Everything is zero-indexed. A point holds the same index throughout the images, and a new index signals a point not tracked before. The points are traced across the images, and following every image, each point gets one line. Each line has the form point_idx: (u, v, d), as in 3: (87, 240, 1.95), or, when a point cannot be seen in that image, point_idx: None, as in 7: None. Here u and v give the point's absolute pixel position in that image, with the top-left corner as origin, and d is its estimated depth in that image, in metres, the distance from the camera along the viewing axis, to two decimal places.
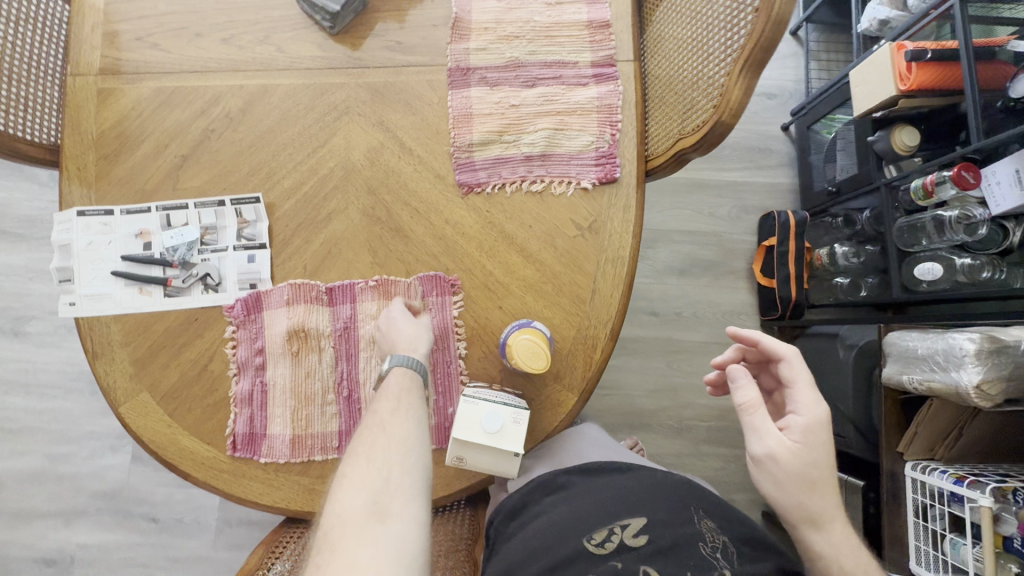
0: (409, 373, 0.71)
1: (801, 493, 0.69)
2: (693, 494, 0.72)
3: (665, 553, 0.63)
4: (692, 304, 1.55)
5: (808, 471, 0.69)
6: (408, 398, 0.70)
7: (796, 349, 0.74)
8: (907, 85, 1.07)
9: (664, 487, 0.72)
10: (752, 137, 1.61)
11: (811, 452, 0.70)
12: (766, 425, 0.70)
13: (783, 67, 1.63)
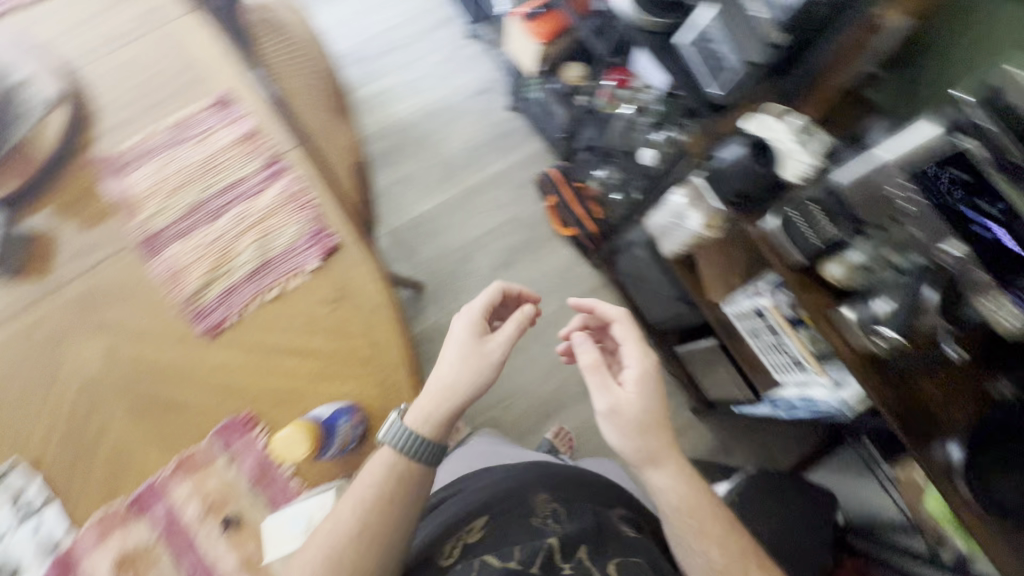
0: (400, 449, 0.75)
1: (644, 437, 0.76)
2: (537, 477, 0.88)
3: (509, 534, 0.79)
4: (531, 284, 1.65)
5: (644, 417, 0.77)
6: (401, 476, 0.75)
7: (625, 310, 0.86)
8: None
9: (520, 475, 0.88)
10: (492, 128, 1.78)
11: (644, 399, 0.77)
12: (601, 382, 0.78)
13: (481, 66, 1.84)
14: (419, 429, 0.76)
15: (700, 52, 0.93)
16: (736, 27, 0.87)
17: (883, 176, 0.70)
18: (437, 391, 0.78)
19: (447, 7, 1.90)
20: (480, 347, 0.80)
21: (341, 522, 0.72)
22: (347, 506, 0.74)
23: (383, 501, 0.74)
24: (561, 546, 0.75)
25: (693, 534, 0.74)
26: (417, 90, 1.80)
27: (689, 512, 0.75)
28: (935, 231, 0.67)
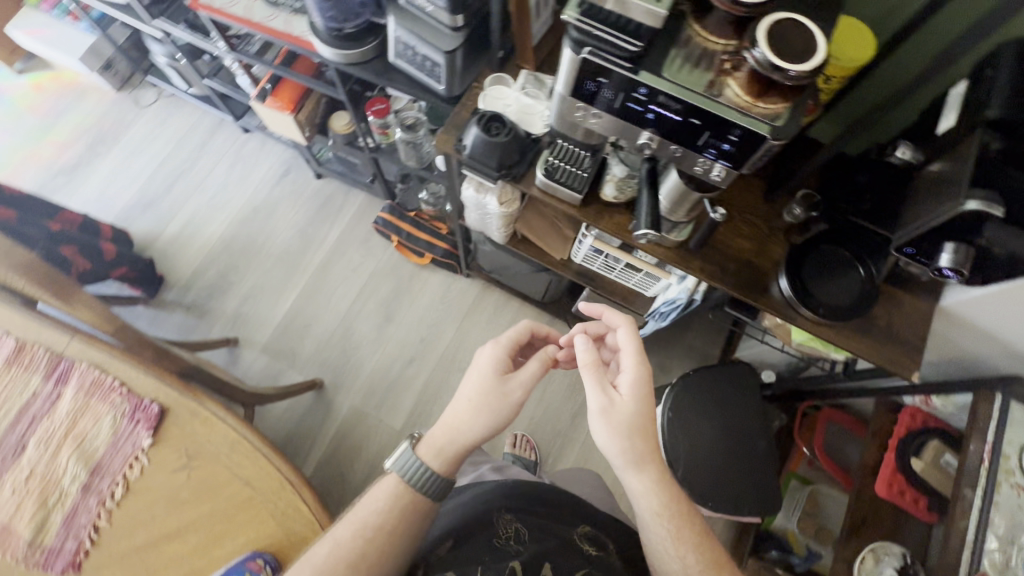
0: (407, 480, 0.70)
1: (634, 443, 0.69)
2: (506, 495, 0.80)
3: (476, 552, 0.72)
4: (422, 322, 1.62)
5: (637, 422, 0.70)
6: (403, 504, 0.70)
7: (629, 317, 0.80)
8: (289, 105, 1.25)
9: (494, 493, 0.80)
10: (311, 203, 1.75)
11: (637, 403, 0.71)
12: (600, 393, 0.71)
13: (270, 153, 1.80)
14: (427, 459, 0.71)
15: (411, 58, 0.96)
16: (419, 27, 0.90)
17: (564, 107, 0.66)
18: (446, 428, 0.72)
19: (208, 116, 1.84)
20: (502, 386, 0.72)
21: (343, 546, 0.66)
22: (348, 530, 0.67)
23: (390, 530, 0.68)
24: (522, 567, 0.70)
25: (671, 548, 0.67)
26: (220, 205, 1.73)
27: (667, 516, 0.68)
28: (626, 134, 0.64)
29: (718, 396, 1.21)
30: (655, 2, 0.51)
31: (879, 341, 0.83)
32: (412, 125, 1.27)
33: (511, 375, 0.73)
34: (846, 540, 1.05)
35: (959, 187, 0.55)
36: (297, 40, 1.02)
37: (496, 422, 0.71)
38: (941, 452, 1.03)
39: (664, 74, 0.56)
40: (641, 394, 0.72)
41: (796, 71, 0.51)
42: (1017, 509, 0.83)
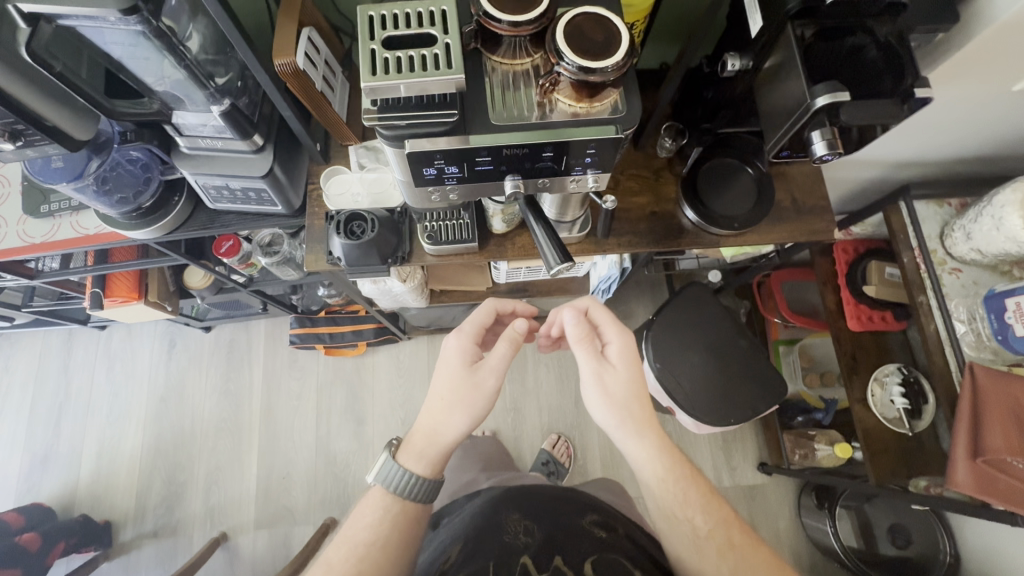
0: (395, 490, 0.67)
1: (639, 408, 0.68)
2: (511, 499, 0.72)
3: (482, 551, 0.64)
4: (392, 405, 1.54)
5: (634, 390, 0.68)
6: (393, 519, 0.66)
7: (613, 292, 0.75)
8: (132, 294, 1.10)
9: (494, 497, 0.73)
10: (216, 358, 1.58)
11: (631, 371, 0.69)
12: (597, 363, 0.69)
13: (144, 334, 1.60)
14: (405, 459, 0.68)
15: (232, 196, 0.85)
16: (215, 165, 0.78)
17: (416, 193, 0.61)
18: (426, 428, 0.68)
19: (52, 333, 1.60)
20: (471, 377, 0.68)
21: (335, 564, 0.62)
22: (339, 552, 0.63)
23: (382, 546, 0.64)
24: (534, 560, 0.62)
25: (683, 510, 0.64)
26: (123, 415, 1.53)
27: (672, 480, 0.65)
28: (488, 191, 0.60)
29: (689, 321, 1.23)
30: (445, 70, 0.46)
31: (793, 220, 0.87)
32: (272, 244, 1.15)
33: (482, 362, 0.69)
34: (849, 383, 1.12)
35: (802, 92, 0.55)
36: (98, 238, 0.88)
37: (470, 416, 0.67)
38: (883, 268, 1.10)
39: (492, 125, 0.51)
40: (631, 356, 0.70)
41: (612, 66, 0.48)
42: (963, 289, 0.92)
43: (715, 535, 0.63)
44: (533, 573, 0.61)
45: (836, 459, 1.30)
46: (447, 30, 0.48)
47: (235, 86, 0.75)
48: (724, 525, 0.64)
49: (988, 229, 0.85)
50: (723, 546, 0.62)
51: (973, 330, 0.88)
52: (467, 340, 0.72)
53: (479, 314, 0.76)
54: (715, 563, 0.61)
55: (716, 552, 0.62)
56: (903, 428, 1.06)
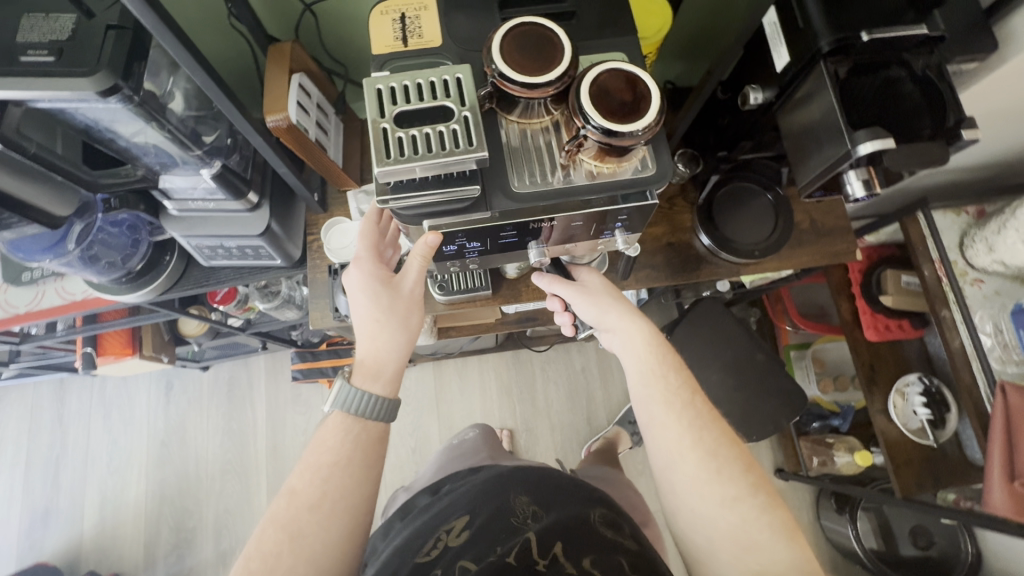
0: (357, 413, 0.53)
1: (605, 317, 0.63)
2: (519, 479, 0.66)
3: (484, 534, 0.57)
4: (401, 436, 1.50)
5: (610, 294, 0.65)
6: (356, 442, 0.53)
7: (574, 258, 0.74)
8: (128, 347, 1.07)
9: (499, 474, 0.68)
10: (216, 397, 1.53)
11: (602, 283, 0.66)
12: (569, 285, 0.66)
13: (139, 378, 1.55)
14: (356, 377, 0.55)
15: (228, 253, 0.80)
16: (209, 225, 0.73)
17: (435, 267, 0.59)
18: (365, 352, 0.57)
19: (42, 384, 1.55)
20: (390, 295, 0.58)
21: (299, 493, 0.48)
22: (304, 476, 0.49)
23: (347, 464, 0.51)
24: (537, 541, 0.54)
25: (665, 404, 0.56)
26: (124, 463, 1.48)
27: (658, 361, 0.60)
28: (507, 258, 0.58)
29: (704, 336, 1.20)
30: (466, 148, 0.42)
31: (814, 243, 0.83)
32: (268, 287, 1.10)
33: (400, 277, 0.59)
34: (870, 394, 1.09)
35: (841, 135, 0.53)
36: (87, 304, 0.83)
37: (413, 328, 0.59)
38: (899, 277, 1.08)
39: (515, 194, 0.47)
40: (598, 278, 0.67)
41: (642, 128, 0.44)
42: (986, 300, 0.90)
43: (696, 433, 0.54)
44: (534, 556, 0.53)
45: (856, 467, 1.28)
46: (464, 99, 0.44)
47: (224, 144, 0.70)
48: (704, 419, 0.55)
49: (1014, 241, 0.82)
50: (702, 444, 0.54)
51: (1000, 343, 0.86)
52: (372, 265, 0.60)
53: (368, 224, 0.62)
54: (693, 465, 0.53)
55: (692, 450, 0.53)
56: (928, 440, 1.04)
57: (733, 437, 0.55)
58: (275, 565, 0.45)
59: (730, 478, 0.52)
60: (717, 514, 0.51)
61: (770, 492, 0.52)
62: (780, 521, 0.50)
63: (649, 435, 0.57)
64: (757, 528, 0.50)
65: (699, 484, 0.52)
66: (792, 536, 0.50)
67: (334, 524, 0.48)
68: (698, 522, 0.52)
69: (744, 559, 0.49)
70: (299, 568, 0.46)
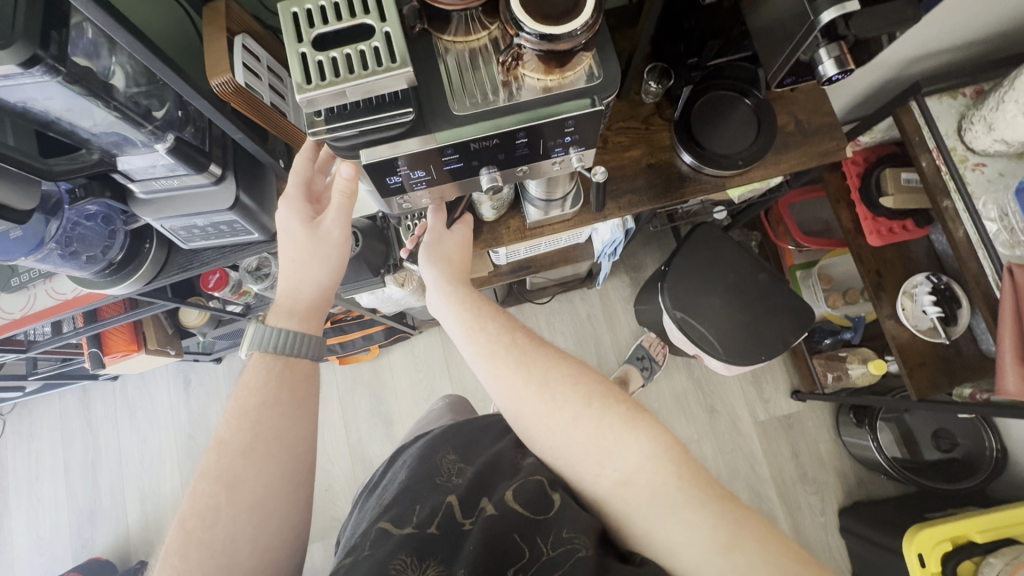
0: (278, 350, 0.55)
1: (427, 272, 0.66)
2: (445, 439, 0.69)
3: (414, 491, 0.59)
4: (416, 401, 1.52)
5: (448, 256, 0.66)
6: (280, 378, 0.54)
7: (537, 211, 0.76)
8: (131, 345, 1.09)
9: (434, 437, 0.71)
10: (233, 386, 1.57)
11: (449, 244, 0.68)
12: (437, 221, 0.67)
13: (156, 378, 1.59)
14: (288, 323, 0.56)
15: (204, 233, 0.79)
16: (177, 205, 0.73)
17: (384, 210, 0.58)
18: (283, 286, 0.58)
19: (66, 394, 1.60)
20: (314, 235, 0.58)
21: (228, 442, 0.49)
22: (231, 426, 0.50)
23: (275, 403, 0.52)
24: (460, 502, 0.56)
25: (489, 353, 0.58)
26: (154, 460, 1.53)
27: (477, 316, 0.61)
28: (463, 188, 0.56)
29: (702, 263, 1.17)
30: (389, 65, 0.40)
31: (800, 145, 0.80)
32: (260, 269, 1.07)
33: (323, 217, 0.59)
34: (877, 300, 1.06)
35: (805, 10, 0.51)
36: (78, 301, 0.84)
37: (335, 271, 0.60)
38: (898, 174, 1.03)
39: (450, 117, 0.46)
40: (462, 238, 0.70)
41: (580, 27, 0.42)
42: (989, 184, 0.86)
43: (524, 369, 0.57)
44: (458, 516, 0.55)
45: (872, 376, 1.27)
46: (384, 16, 0.41)
47: (175, 117, 0.68)
48: (527, 354, 0.58)
49: (1012, 115, 0.77)
50: (533, 379, 0.56)
51: (1006, 228, 0.82)
52: (298, 204, 0.59)
53: (302, 157, 0.60)
54: (532, 403, 0.56)
55: (527, 388, 0.56)
56: (941, 337, 1.00)
57: (558, 358, 0.58)
58: (215, 518, 0.46)
59: (565, 401, 0.55)
60: (569, 437, 0.54)
61: (603, 395, 0.55)
62: (618, 416, 0.53)
63: (492, 391, 0.59)
64: (604, 433, 0.53)
65: (544, 419, 0.55)
66: (631, 424, 0.53)
67: (271, 466, 0.49)
68: (556, 451, 0.55)
69: (604, 468, 0.52)
70: (242, 514, 0.47)
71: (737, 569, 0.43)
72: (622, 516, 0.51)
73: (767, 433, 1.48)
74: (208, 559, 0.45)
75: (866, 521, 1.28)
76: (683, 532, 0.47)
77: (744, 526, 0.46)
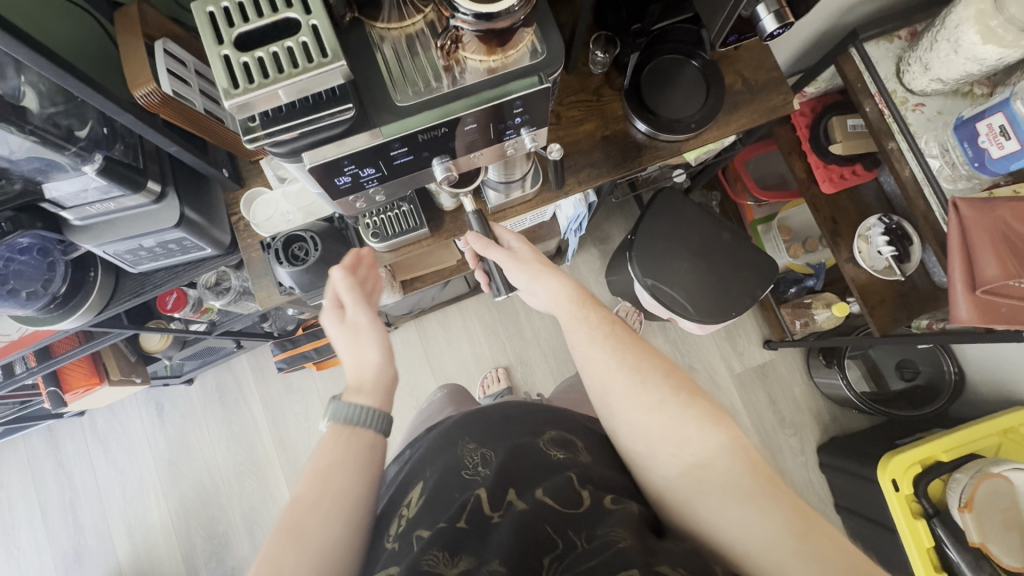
0: (347, 424, 0.55)
1: (535, 287, 0.65)
2: (464, 427, 0.65)
3: (441, 496, 0.56)
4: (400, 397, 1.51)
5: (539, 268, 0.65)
6: (349, 445, 0.53)
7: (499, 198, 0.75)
8: (94, 379, 1.05)
9: (446, 426, 0.67)
10: (208, 406, 1.52)
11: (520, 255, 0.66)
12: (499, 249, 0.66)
13: (126, 408, 1.53)
14: (362, 399, 0.56)
15: (151, 254, 0.75)
16: (122, 229, 0.69)
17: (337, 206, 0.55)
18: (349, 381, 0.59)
19: (31, 437, 1.53)
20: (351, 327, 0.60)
21: (303, 496, 0.49)
22: (307, 482, 0.50)
23: (344, 463, 0.52)
24: (489, 493, 0.55)
25: (588, 337, 0.60)
26: (138, 491, 1.48)
27: (580, 311, 0.62)
28: (417, 180, 0.54)
29: (665, 228, 1.19)
30: (320, 61, 0.38)
31: (749, 102, 0.80)
32: (219, 283, 1.04)
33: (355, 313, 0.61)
34: (834, 245, 1.10)
35: None
36: (25, 340, 0.81)
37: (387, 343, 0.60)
38: (845, 122, 1.06)
39: (391, 108, 0.44)
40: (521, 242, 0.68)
41: (517, 3, 0.40)
42: (929, 123, 0.89)
43: (620, 353, 0.59)
44: (486, 508, 0.54)
45: (836, 319, 1.32)
46: (309, 8, 0.39)
47: (101, 135, 0.64)
48: (624, 342, 0.60)
49: (946, 54, 0.80)
50: (626, 362, 0.58)
51: (948, 163, 0.86)
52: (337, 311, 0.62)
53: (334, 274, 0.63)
54: (621, 381, 0.57)
55: (619, 368, 0.58)
56: (895, 275, 1.05)
57: (654, 351, 0.60)
58: (283, 562, 0.46)
59: (655, 385, 0.56)
60: (651, 420, 0.55)
61: (691, 389, 0.56)
62: (702, 411, 0.54)
63: (583, 373, 0.61)
64: (685, 423, 0.54)
65: (631, 398, 0.56)
66: (716, 420, 0.54)
67: (338, 519, 0.49)
68: (634, 429, 0.56)
69: (680, 450, 0.53)
70: (308, 563, 0.46)
71: (812, 554, 0.46)
72: (685, 500, 0.53)
73: (744, 385, 1.53)
74: None
75: (843, 455, 1.35)
76: (757, 520, 0.48)
77: (818, 521, 0.48)
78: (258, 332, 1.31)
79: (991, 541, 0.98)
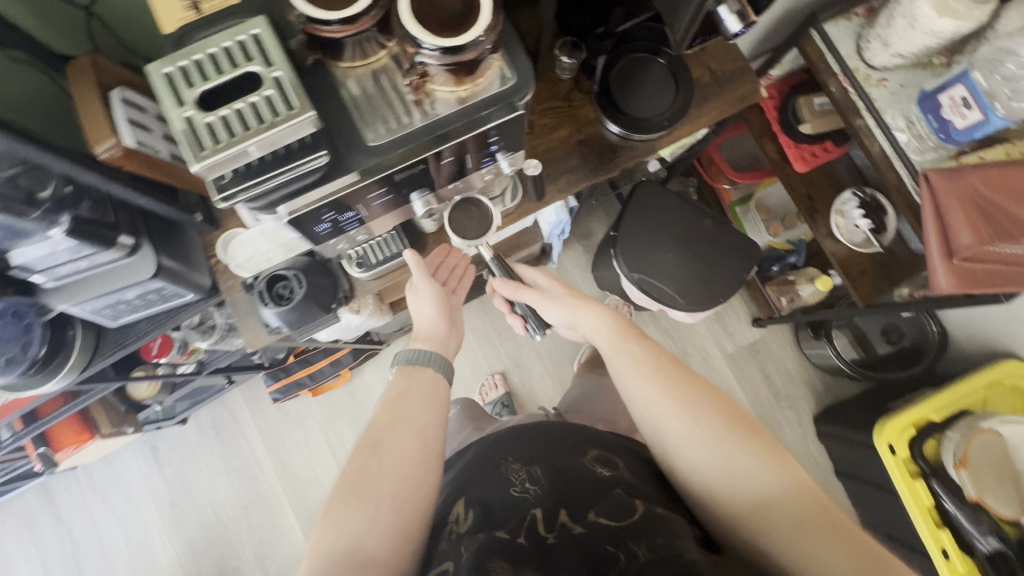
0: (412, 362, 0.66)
1: (579, 315, 0.73)
2: (506, 444, 0.66)
3: (495, 514, 0.57)
4: None
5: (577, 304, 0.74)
6: (413, 380, 0.64)
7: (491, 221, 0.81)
8: (84, 435, 1.03)
9: (485, 443, 0.67)
10: (205, 443, 1.50)
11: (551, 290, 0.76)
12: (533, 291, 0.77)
13: (120, 454, 1.50)
14: (421, 345, 0.68)
15: (131, 306, 0.73)
16: (98, 286, 0.67)
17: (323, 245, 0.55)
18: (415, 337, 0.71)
19: (24, 495, 1.49)
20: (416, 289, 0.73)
21: (377, 419, 0.61)
22: (382, 410, 0.61)
23: (411, 395, 0.63)
24: (542, 514, 0.56)
25: (639, 370, 0.64)
26: (142, 536, 1.46)
27: (633, 349, 0.66)
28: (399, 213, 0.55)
29: (647, 221, 1.20)
30: (288, 113, 0.37)
31: (718, 94, 0.81)
32: (204, 322, 1.02)
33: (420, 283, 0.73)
34: (813, 222, 1.11)
35: None
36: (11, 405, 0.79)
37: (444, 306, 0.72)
38: (811, 101, 1.10)
39: (364, 148, 0.43)
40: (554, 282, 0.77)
41: (483, 33, 0.40)
42: (894, 96, 0.90)
43: (671, 385, 0.62)
44: (540, 530, 0.55)
45: (820, 293, 1.34)
46: (269, 60, 0.38)
47: (65, 193, 0.60)
48: (674, 378, 0.62)
49: (903, 29, 0.81)
50: (679, 398, 0.60)
51: (914, 135, 0.87)
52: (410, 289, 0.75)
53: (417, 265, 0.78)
54: (675, 414, 0.59)
55: (672, 403, 0.60)
56: (874, 247, 1.07)
57: (705, 388, 0.62)
58: (362, 472, 0.56)
59: (709, 417, 0.58)
60: (708, 449, 0.57)
61: (748, 425, 0.58)
62: (760, 447, 0.56)
63: (635, 407, 0.63)
64: (743, 456, 0.56)
65: (687, 429, 0.58)
66: (773, 456, 0.56)
67: (407, 439, 0.59)
68: (692, 461, 0.58)
69: (738, 480, 0.55)
70: (384, 472, 0.56)
71: None
72: (740, 517, 0.54)
73: (737, 364, 1.55)
74: (358, 499, 0.54)
75: (839, 424, 1.38)
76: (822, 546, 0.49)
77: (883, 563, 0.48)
78: (248, 364, 1.27)
79: (987, 494, 1.01)
